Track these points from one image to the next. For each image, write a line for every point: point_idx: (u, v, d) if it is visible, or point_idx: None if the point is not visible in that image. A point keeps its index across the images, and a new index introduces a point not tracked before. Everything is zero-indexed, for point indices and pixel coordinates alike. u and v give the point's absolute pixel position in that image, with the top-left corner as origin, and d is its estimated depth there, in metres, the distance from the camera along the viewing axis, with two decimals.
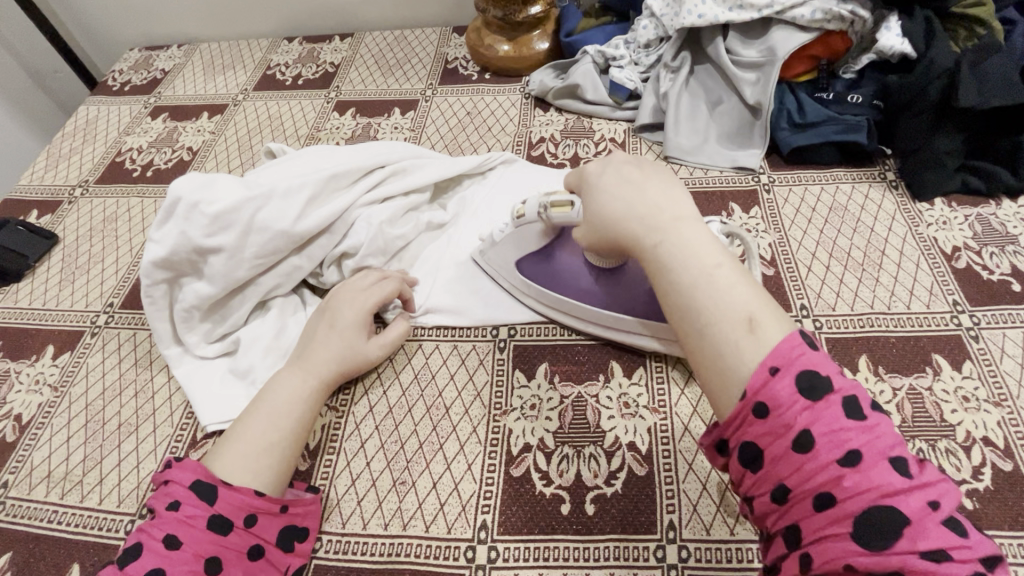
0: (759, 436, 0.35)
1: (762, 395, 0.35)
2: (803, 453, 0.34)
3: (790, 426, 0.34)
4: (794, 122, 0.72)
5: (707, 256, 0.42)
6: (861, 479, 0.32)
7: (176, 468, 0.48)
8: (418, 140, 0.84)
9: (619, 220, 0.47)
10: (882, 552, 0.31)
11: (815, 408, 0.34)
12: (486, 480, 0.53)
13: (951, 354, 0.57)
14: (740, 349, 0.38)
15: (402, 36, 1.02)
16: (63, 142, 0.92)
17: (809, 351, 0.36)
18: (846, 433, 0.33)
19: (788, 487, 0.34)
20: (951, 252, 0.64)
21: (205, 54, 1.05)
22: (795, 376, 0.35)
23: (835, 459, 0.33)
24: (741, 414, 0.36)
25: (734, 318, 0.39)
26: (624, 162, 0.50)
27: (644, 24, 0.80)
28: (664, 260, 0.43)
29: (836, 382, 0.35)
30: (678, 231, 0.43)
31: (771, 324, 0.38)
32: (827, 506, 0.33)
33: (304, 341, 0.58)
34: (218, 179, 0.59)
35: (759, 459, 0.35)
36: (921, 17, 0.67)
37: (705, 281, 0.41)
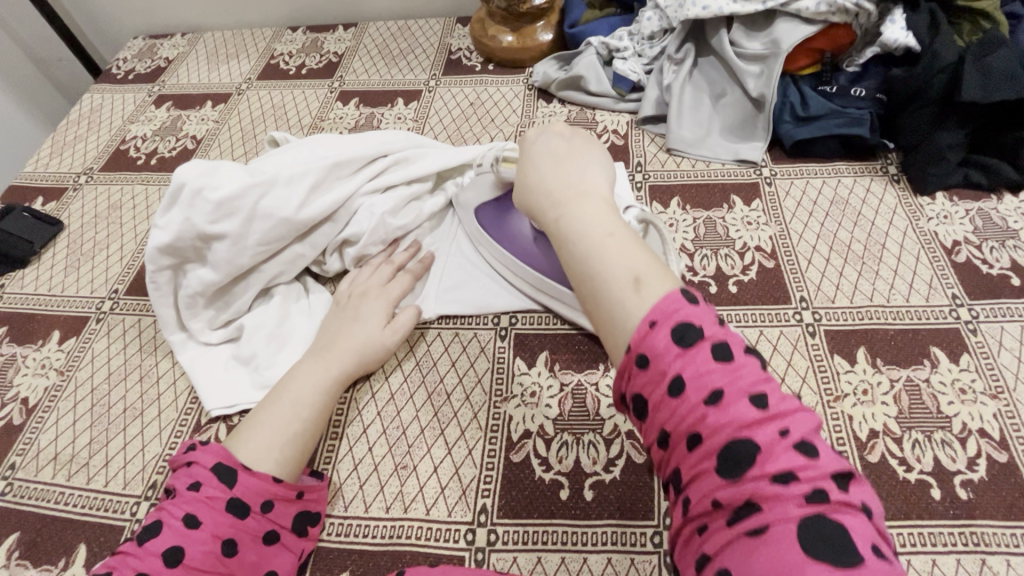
0: (643, 385, 0.36)
1: (642, 346, 0.36)
2: (677, 397, 0.35)
3: (663, 373, 0.35)
4: (797, 115, 0.72)
5: (607, 224, 0.43)
6: (722, 416, 0.33)
7: (199, 449, 0.49)
8: (421, 131, 0.84)
9: (533, 196, 0.49)
10: (741, 482, 0.32)
11: (686, 355, 0.35)
12: (487, 465, 0.54)
13: (949, 346, 0.57)
14: (624, 305, 0.39)
15: (406, 26, 1.02)
16: (67, 129, 0.92)
17: (687, 305, 0.37)
18: (711, 375, 0.34)
19: (668, 432, 0.35)
20: (952, 246, 0.64)
21: (208, 43, 1.05)
22: (670, 327, 0.36)
23: (701, 400, 0.34)
24: (627, 367, 0.37)
25: (621, 277, 0.40)
26: (546, 143, 0.53)
27: (648, 15, 0.80)
28: (565, 230, 0.45)
29: (707, 330, 0.36)
30: (581, 202, 0.45)
31: (656, 283, 0.39)
32: (696, 445, 0.34)
33: (325, 333, 0.59)
34: (222, 166, 0.59)
35: (645, 409, 0.36)
36: (925, 10, 0.67)
37: (599, 246, 0.42)
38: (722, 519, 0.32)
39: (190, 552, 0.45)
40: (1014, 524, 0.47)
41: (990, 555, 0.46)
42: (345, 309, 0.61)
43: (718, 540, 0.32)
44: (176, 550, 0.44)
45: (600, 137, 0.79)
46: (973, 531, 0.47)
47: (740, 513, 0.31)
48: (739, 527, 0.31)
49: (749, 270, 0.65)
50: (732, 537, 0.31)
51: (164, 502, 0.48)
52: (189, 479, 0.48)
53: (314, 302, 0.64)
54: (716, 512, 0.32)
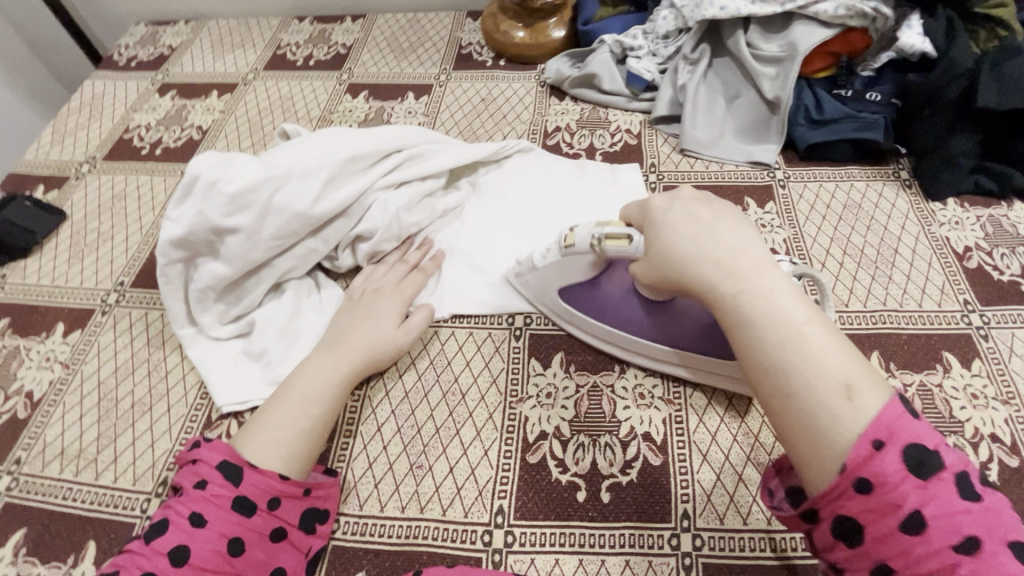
0: (861, 513, 0.35)
1: (863, 470, 0.35)
2: (914, 534, 0.34)
3: (897, 505, 0.34)
4: (811, 118, 0.72)
5: (799, 314, 0.40)
6: (979, 565, 0.32)
7: (205, 447, 0.49)
8: (433, 126, 0.83)
9: (683, 264, 0.44)
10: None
11: (929, 488, 0.34)
12: (503, 466, 0.53)
13: (961, 351, 0.58)
14: (836, 418, 0.36)
15: (416, 19, 1.01)
16: (68, 116, 0.90)
17: (911, 421, 0.35)
18: (960, 517, 0.33)
19: (891, 567, 0.34)
20: (963, 252, 0.65)
21: (213, 32, 1.03)
22: (901, 451, 0.34)
23: (948, 543, 0.33)
24: (839, 488, 0.35)
25: (831, 384, 0.37)
26: (676, 202, 0.48)
27: (664, 15, 0.80)
28: (749, 316, 0.40)
29: (947, 460, 0.35)
30: (762, 282, 0.41)
31: (869, 392, 0.37)
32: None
33: (335, 329, 0.59)
34: (237, 159, 0.58)
35: (859, 536, 0.35)
36: (942, 16, 0.67)
37: (795, 343, 0.39)
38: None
39: (195, 550, 0.44)
40: None
41: None
42: (357, 306, 0.61)
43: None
44: (182, 549, 0.44)
45: (614, 136, 0.79)
46: None
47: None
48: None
49: None
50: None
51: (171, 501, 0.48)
52: (196, 476, 0.47)
53: (326, 299, 0.64)
54: None
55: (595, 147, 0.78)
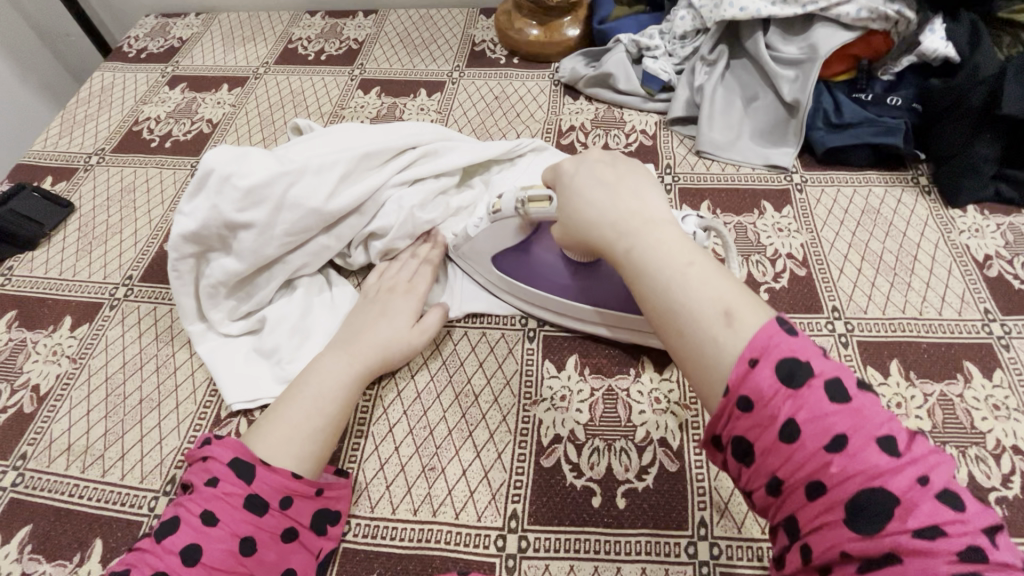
0: (749, 430, 0.35)
1: (744, 388, 0.35)
2: (790, 442, 0.33)
3: (773, 417, 0.34)
4: (830, 122, 0.71)
5: (684, 255, 0.42)
6: (849, 463, 0.32)
7: (214, 445, 0.48)
8: (445, 123, 0.82)
9: (588, 227, 0.47)
10: (877, 537, 0.31)
11: (799, 397, 0.34)
12: (517, 470, 0.53)
13: (982, 361, 0.57)
14: (718, 343, 0.38)
15: (428, 16, 1.00)
16: (77, 108, 0.89)
17: (785, 338, 0.36)
18: (830, 418, 0.33)
19: (781, 478, 0.34)
20: (983, 260, 0.64)
21: (223, 25, 1.02)
22: (774, 365, 0.35)
23: (821, 446, 0.33)
24: (726, 410, 0.36)
25: (710, 313, 0.39)
26: (582, 168, 0.51)
27: (682, 15, 0.79)
28: (640, 264, 0.43)
29: (816, 367, 0.34)
30: (652, 234, 0.44)
31: (748, 317, 0.38)
32: (819, 494, 0.33)
33: (349, 326, 0.58)
34: (251, 153, 0.57)
35: (750, 453, 0.35)
36: (966, 21, 0.66)
37: (680, 281, 0.41)
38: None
39: (206, 550, 0.43)
40: None
41: None
42: (371, 304, 0.60)
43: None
44: (193, 548, 0.43)
45: (628, 137, 0.78)
46: None
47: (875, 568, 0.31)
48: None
49: (780, 277, 0.64)
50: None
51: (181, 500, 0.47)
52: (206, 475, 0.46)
53: (337, 296, 0.63)
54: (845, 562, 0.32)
55: (610, 148, 0.77)
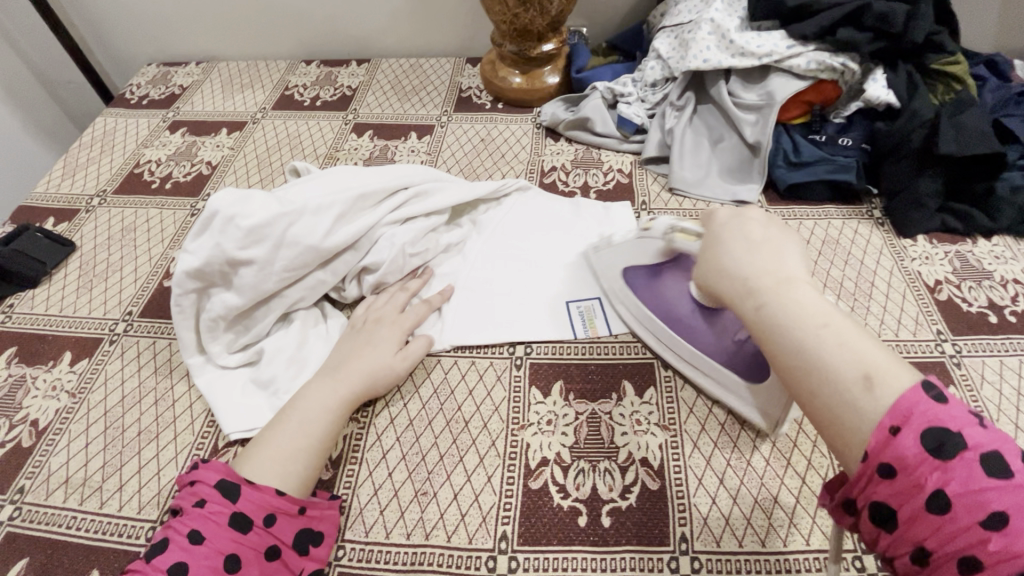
0: (891, 496, 0.34)
1: (885, 454, 0.34)
2: (941, 514, 0.32)
3: (919, 486, 0.33)
4: (790, 161, 0.78)
5: (820, 314, 0.41)
6: (1012, 544, 0.30)
7: (204, 467, 0.50)
8: (435, 164, 0.87)
9: (723, 284, 0.49)
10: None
11: (948, 467, 0.32)
12: (506, 492, 0.55)
13: (936, 379, 0.61)
14: (858, 408, 0.36)
15: (417, 64, 1.07)
16: (80, 151, 0.93)
17: (937, 406, 0.34)
18: (987, 494, 0.31)
19: (929, 550, 0.32)
20: (934, 285, 0.69)
21: (222, 73, 1.08)
22: (919, 434, 0.33)
23: (977, 521, 0.31)
24: (865, 475, 0.35)
25: (847, 376, 0.38)
26: (739, 228, 0.51)
27: (652, 65, 0.86)
28: (769, 321, 0.43)
29: (971, 439, 0.32)
30: (786, 292, 0.44)
31: (892, 379, 0.36)
32: (975, 573, 0.31)
33: (335, 356, 0.61)
34: (253, 195, 0.61)
35: (894, 521, 0.34)
36: (903, 72, 0.74)
37: (814, 340, 0.40)
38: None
39: (192, 567, 0.45)
40: None
41: None
42: (358, 334, 0.63)
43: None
44: (180, 566, 0.44)
45: (606, 176, 0.84)
46: None
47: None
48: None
49: None
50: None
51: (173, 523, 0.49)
52: (195, 496, 0.49)
53: (332, 328, 0.66)
54: None
55: (589, 186, 0.82)
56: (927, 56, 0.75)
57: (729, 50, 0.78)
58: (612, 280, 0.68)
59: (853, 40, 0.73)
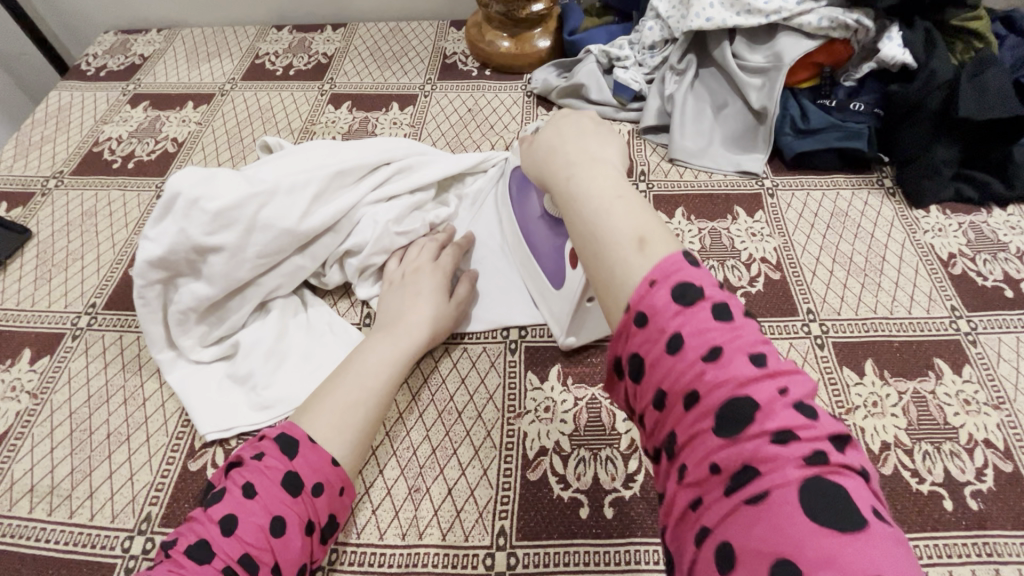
0: (639, 345, 0.34)
1: (640, 304, 0.34)
2: (674, 355, 0.33)
3: (661, 330, 0.33)
4: (797, 128, 0.73)
5: (614, 186, 0.42)
6: (721, 375, 0.31)
7: (277, 447, 0.46)
8: (419, 137, 0.82)
9: (547, 160, 0.48)
10: (738, 442, 0.30)
11: (686, 312, 0.33)
12: (503, 486, 0.52)
13: (951, 358, 0.58)
14: (626, 267, 0.36)
15: (398, 28, 0.99)
16: (33, 130, 0.86)
17: (690, 265, 0.35)
18: (711, 332, 0.32)
19: (663, 393, 0.33)
20: (948, 259, 0.66)
21: (187, 41, 1.00)
22: (671, 286, 0.34)
23: (699, 356, 0.32)
24: (624, 327, 0.35)
25: (623, 237, 0.38)
26: (574, 117, 0.51)
27: (650, 25, 0.80)
28: (570, 189, 0.43)
29: (706, 288, 0.34)
30: (592, 166, 0.44)
31: (660, 245, 0.36)
32: (693, 404, 0.32)
33: (389, 311, 0.59)
34: (219, 175, 0.55)
35: (640, 371, 0.34)
36: (920, 28, 0.69)
37: (603, 206, 0.40)
38: (719, 489, 0.30)
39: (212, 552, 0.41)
40: None
41: (1002, 566, 0.47)
42: (402, 287, 0.60)
43: (716, 514, 0.29)
44: (203, 545, 0.41)
45: None
46: (985, 541, 0.48)
47: (737, 480, 0.29)
48: (737, 496, 0.29)
49: (755, 281, 0.65)
50: (732, 507, 0.29)
51: (212, 493, 0.45)
52: (245, 477, 0.44)
53: (313, 317, 0.62)
54: (713, 479, 0.30)
55: None
56: (946, 12, 0.69)
57: (733, 7, 0.73)
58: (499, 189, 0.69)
59: None
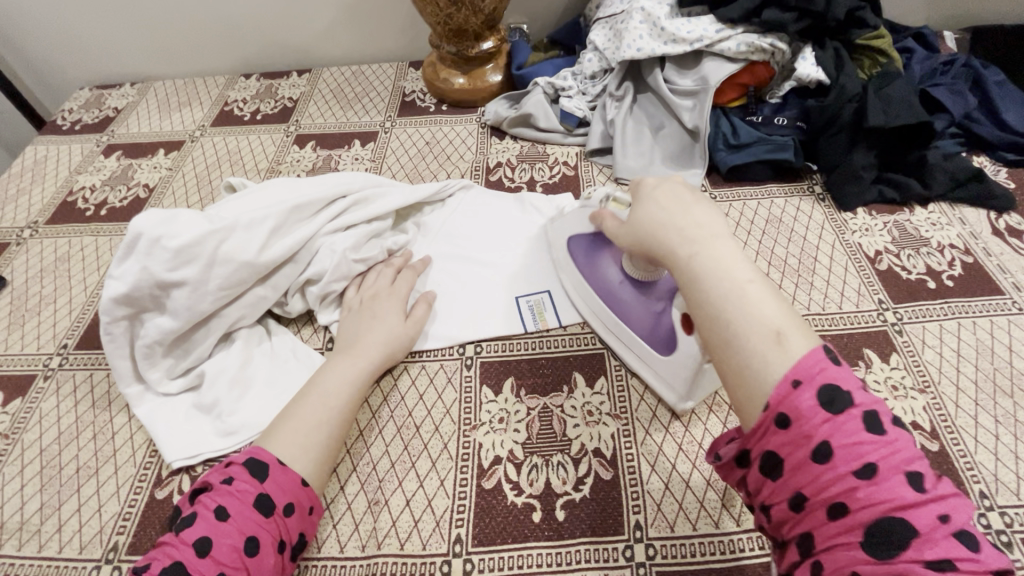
0: (782, 446, 0.36)
1: (784, 406, 0.36)
2: (822, 463, 0.34)
3: (809, 436, 0.34)
4: (729, 144, 0.79)
5: (743, 274, 0.41)
6: (875, 492, 0.33)
7: (246, 471, 0.48)
8: (379, 170, 0.86)
9: (658, 235, 0.47)
10: (891, 563, 0.31)
11: (836, 422, 0.34)
12: (459, 494, 0.54)
13: (879, 347, 0.62)
14: (766, 362, 0.37)
15: (360, 71, 1.05)
16: (9, 183, 0.90)
17: (832, 366, 0.36)
18: (865, 447, 0.33)
19: (805, 496, 0.35)
20: (874, 256, 0.71)
21: (159, 92, 1.05)
22: (816, 389, 0.35)
23: (851, 471, 0.33)
24: (764, 425, 0.37)
25: (763, 330, 0.38)
26: (675, 182, 0.50)
27: (589, 57, 0.87)
28: (698, 272, 0.42)
29: (856, 396, 0.35)
30: (715, 245, 0.43)
31: (799, 341, 0.38)
32: (839, 516, 0.33)
33: (348, 336, 0.62)
34: (180, 215, 0.59)
35: (779, 469, 0.36)
36: (830, 49, 0.76)
37: (739, 294, 0.40)
38: None
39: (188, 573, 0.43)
40: None
41: None
42: (361, 312, 0.63)
43: None
44: (178, 567, 0.43)
45: (552, 169, 0.83)
46: None
47: None
48: None
49: None
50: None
51: (183, 518, 0.47)
52: (216, 501, 0.46)
53: (277, 346, 0.64)
54: None
55: (535, 180, 0.82)
56: (852, 33, 0.77)
57: (661, 37, 0.79)
58: (561, 254, 0.69)
59: (779, 21, 0.75)
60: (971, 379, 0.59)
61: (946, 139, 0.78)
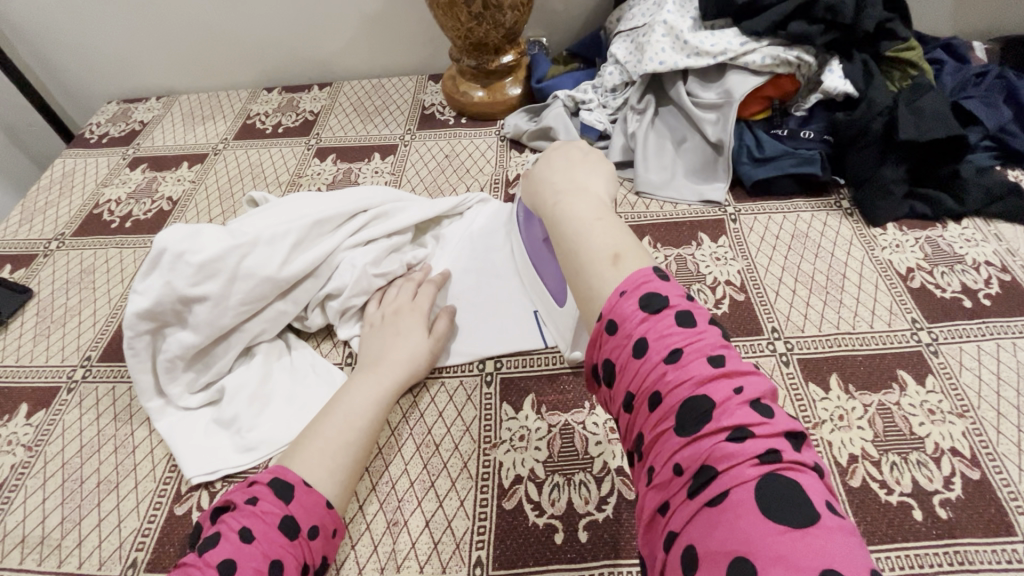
0: (611, 351, 0.37)
1: (612, 313, 0.38)
2: (640, 357, 0.36)
3: (629, 335, 0.36)
4: (754, 157, 0.78)
5: (595, 213, 0.46)
6: (680, 374, 0.34)
7: (272, 492, 0.48)
8: (399, 184, 0.86)
9: (539, 189, 0.52)
10: (697, 441, 0.32)
11: (651, 319, 0.36)
12: (480, 515, 0.53)
13: (914, 368, 0.60)
14: (602, 279, 0.41)
15: (380, 84, 1.06)
16: (39, 195, 0.91)
17: (656, 280, 0.39)
18: (672, 336, 0.35)
19: (631, 394, 0.36)
20: (906, 273, 0.68)
21: (183, 106, 1.07)
22: (638, 296, 0.37)
23: (662, 359, 0.35)
24: (598, 336, 0.38)
25: (600, 254, 0.42)
26: (566, 148, 0.55)
27: (610, 70, 0.86)
28: (559, 215, 0.48)
29: (673, 299, 0.37)
30: (578, 195, 0.48)
31: (632, 262, 0.41)
32: (657, 405, 0.34)
33: (370, 352, 0.61)
34: (204, 230, 0.60)
35: (613, 373, 0.37)
36: (859, 61, 0.75)
37: (586, 228, 0.45)
38: (682, 490, 0.32)
39: None
40: (995, 541, 0.48)
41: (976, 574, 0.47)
42: (384, 328, 0.63)
43: (683, 513, 0.31)
44: None
45: None
46: (958, 550, 0.48)
47: (699, 478, 0.31)
48: (700, 498, 0.31)
49: (721, 303, 0.67)
50: (695, 506, 0.31)
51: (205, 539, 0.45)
52: (241, 522, 0.45)
53: (296, 360, 0.64)
54: (676, 477, 0.32)
55: None
56: (881, 45, 0.76)
57: (683, 51, 0.78)
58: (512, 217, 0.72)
59: (806, 33, 0.73)
60: (1013, 404, 0.56)
61: (980, 152, 0.76)
